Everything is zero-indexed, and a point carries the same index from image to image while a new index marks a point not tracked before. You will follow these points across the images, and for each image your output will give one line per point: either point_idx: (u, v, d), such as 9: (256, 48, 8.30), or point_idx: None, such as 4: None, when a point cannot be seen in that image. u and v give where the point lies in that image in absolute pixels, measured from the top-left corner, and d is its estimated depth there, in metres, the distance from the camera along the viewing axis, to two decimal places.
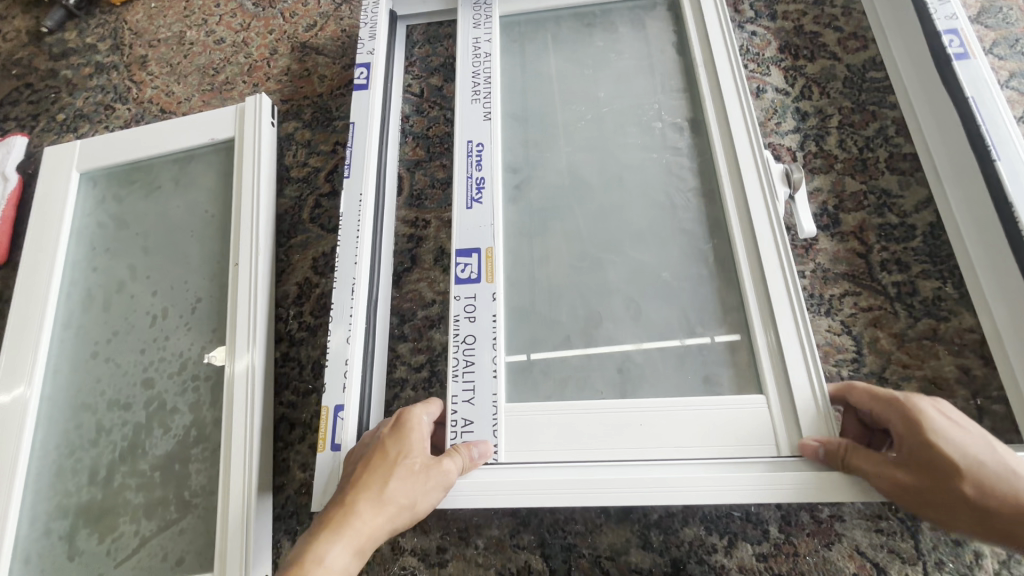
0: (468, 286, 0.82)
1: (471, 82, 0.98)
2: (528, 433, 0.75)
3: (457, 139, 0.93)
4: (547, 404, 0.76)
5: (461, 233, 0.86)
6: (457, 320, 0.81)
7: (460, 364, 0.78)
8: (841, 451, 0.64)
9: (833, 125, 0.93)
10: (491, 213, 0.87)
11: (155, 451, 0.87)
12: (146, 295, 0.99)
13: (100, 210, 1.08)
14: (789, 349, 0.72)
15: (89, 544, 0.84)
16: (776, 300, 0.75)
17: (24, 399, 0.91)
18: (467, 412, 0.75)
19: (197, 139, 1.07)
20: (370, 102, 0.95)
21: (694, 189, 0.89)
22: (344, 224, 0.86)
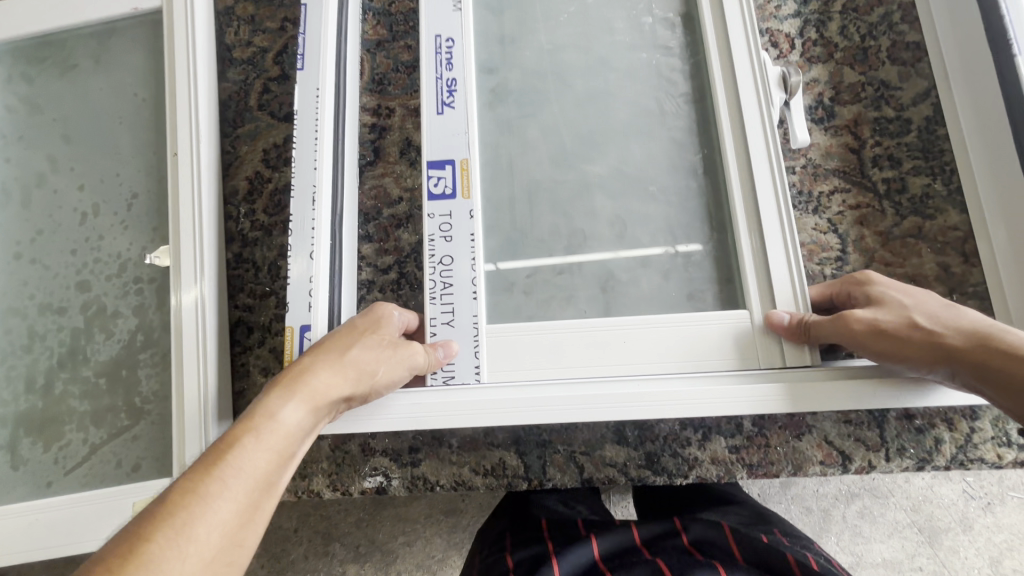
0: (443, 203, 0.76)
1: None
2: (509, 347, 0.72)
3: (424, 33, 0.82)
4: (531, 324, 0.73)
5: (433, 144, 0.78)
6: (432, 239, 0.75)
7: (438, 286, 0.73)
8: (803, 319, 0.66)
9: (836, 10, 0.86)
10: (465, 119, 0.79)
11: (99, 357, 0.80)
12: (72, 190, 0.87)
13: (8, 92, 0.93)
14: (776, 265, 0.70)
15: (33, 453, 0.78)
16: (764, 212, 0.71)
17: None
18: (446, 335, 0.72)
19: (114, 6, 0.91)
20: None
21: (683, 96, 0.81)
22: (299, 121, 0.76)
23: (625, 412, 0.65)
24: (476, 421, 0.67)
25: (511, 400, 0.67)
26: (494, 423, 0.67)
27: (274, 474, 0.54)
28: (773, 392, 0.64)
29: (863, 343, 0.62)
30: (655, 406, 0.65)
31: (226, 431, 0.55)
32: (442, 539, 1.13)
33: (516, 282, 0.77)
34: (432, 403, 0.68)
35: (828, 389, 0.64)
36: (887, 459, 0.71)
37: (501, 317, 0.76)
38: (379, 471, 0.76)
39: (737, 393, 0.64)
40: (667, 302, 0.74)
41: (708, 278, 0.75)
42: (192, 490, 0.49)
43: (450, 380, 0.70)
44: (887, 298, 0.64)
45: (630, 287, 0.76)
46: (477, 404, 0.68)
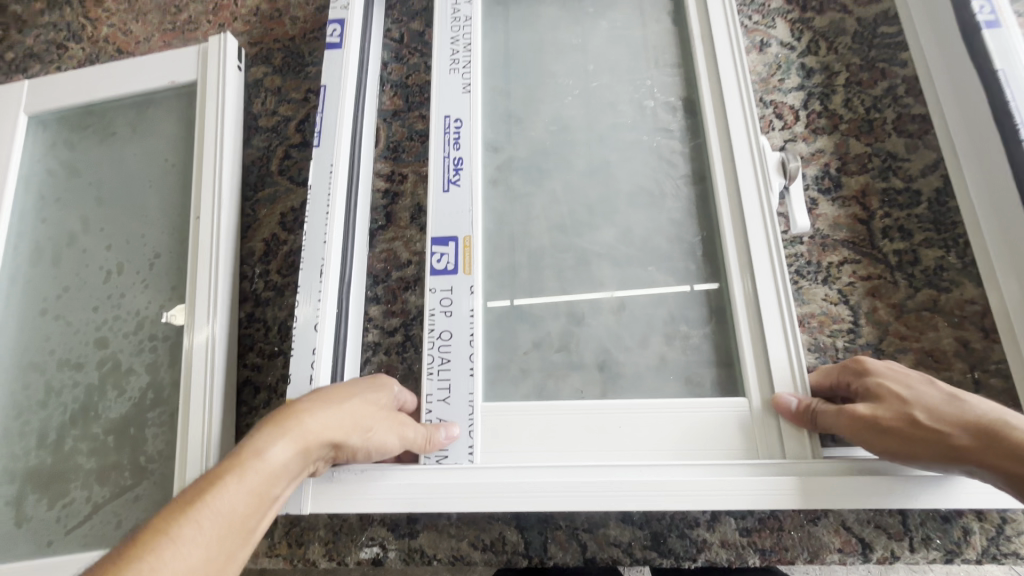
0: (445, 278, 0.79)
1: (450, 49, 0.91)
2: (508, 422, 0.72)
3: (434, 113, 0.87)
4: (529, 403, 0.72)
5: (438, 220, 0.81)
6: (432, 313, 0.77)
7: (435, 361, 0.74)
8: (807, 407, 0.64)
9: (840, 84, 0.88)
10: (469, 197, 0.82)
11: (109, 414, 0.82)
12: (99, 249, 0.92)
13: (51, 156, 1.00)
14: (772, 349, 0.69)
15: (37, 511, 0.79)
16: (762, 297, 0.71)
17: None
18: (442, 411, 0.72)
19: (156, 82, 0.99)
20: (343, 63, 0.86)
21: (684, 176, 0.82)
22: (313, 197, 0.78)
23: (621, 500, 0.63)
24: (476, 504, 0.65)
25: (509, 482, 0.66)
26: (497, 507, 0.65)
27: (250, 519, 0.52)
28: (793, 484, 0.61)
29: (870, 442, 0.60)
30: (653, 495, 0.63)
31: (212, 465, 0.53)
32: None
33: (519, 349, 0.78)
34: (430, 482, 0.67)
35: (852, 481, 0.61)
36: (912, 549, 0.67)
37: (503, 386, 0.76)
38: (375, 542, 0.74)
39: (757, 483, 0.62)
40: (670, 375, 0.74)
41: (714, 352, 0.74)
42: (163, 531, 0.46)
43: (442, 460, 0.69)
44: (884, 390, 0.61)
45: (632, 359, 0.75)
46: (474, 484, 0.66)
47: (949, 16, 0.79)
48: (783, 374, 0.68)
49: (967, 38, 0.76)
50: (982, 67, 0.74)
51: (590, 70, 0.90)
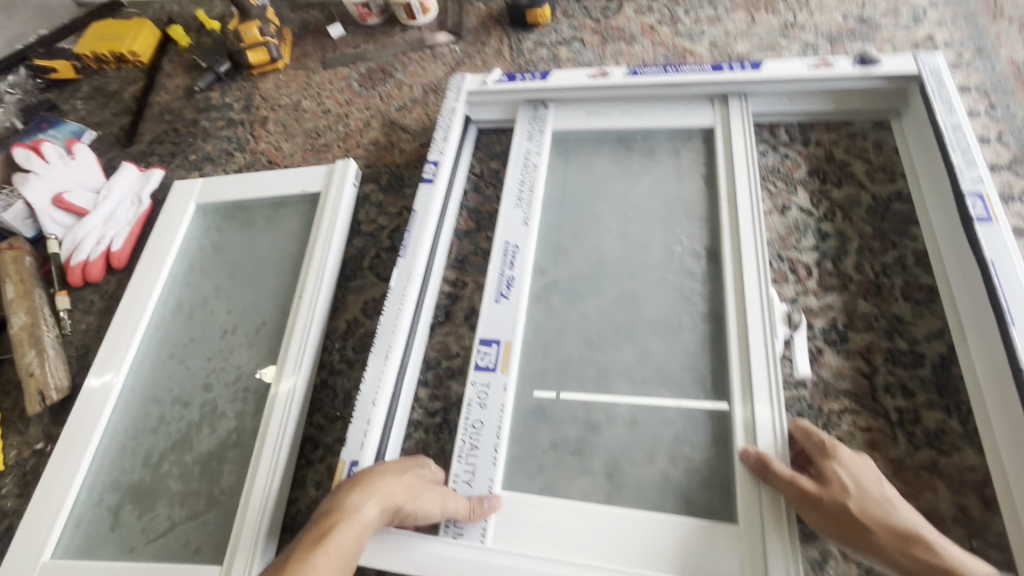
0: (485, 373, 0.94)
1: (517, 189, 1.15)
2: (520, 513, 0.82)
3: (498, 240, 1.09)
4: (539, 498, 0.83)
5: (488, 325, 0.99)
6: (470, 404, 0.91)
7: (466, 446, 0.87)
8: (761, 460, 0.75)
9: (851, 249, 0.99)
10: (515, 308, 1.00)
11: (200, 447, 1.01)
12: (223, 311, 1.16)
13: (205, 236, 1.30)
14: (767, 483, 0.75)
15: (129, 519, 0.96)
16: (761, 430, 0.79)
17: (110, 385, 1.08)
18: (465, 492, 0.84)
19: (292, 189, 1.28)
20: (432, 195, 1.09)
21: (700, 314, 0.95)
22: (391, 299, 0.98)
23: None
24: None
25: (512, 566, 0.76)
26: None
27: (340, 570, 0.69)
28: None
29: (807, 511, 0.69)
30: None
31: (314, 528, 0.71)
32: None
33: (537, 446, 0.89)
34: (444, 555, 0.78)
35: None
36: None
37: (519, 477, 0.87)
38: None
39: None
40: (668, 492, 0.82)
41: (711, 480, 0.81)
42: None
43: (458, 537, 0.80)
44: (834, 475, 0.70)
45: (635, 471, 0.84)
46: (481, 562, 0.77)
47: (952, 208, 0.91)
48: (772, 511, 0.73)
49: (965, 228, 0.87)
50: (976, 254, 0.83)
51: (631, 216, 1.09)
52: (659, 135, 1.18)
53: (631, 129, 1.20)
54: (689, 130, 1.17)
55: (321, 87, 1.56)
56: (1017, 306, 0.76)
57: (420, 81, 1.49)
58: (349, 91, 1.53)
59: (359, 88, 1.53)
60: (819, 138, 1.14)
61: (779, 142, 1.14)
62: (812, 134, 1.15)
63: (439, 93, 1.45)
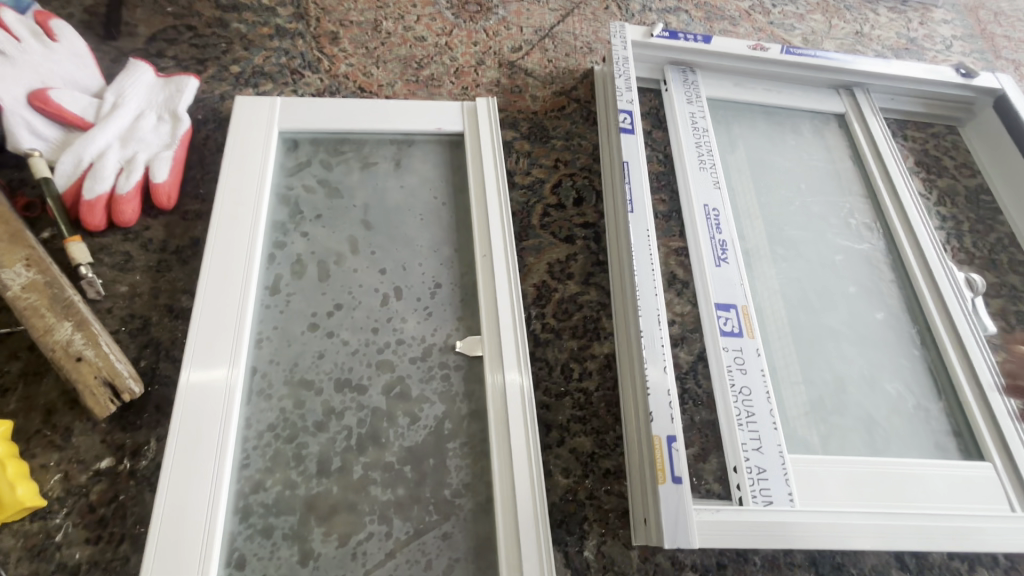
0: (734, 339, 0.90)
1: (695, 152, 1.11)
2: (816, 473, 0.81)
3: (693, 203, 1.04)
4: (827, 457, 0.83)
5: (717, 290, 0.95)
6: (730, 370, 0.87)
7: (744, 413, 0.84)
8: None
9: (965, 230, 1.19)
10: (738, 272, 0.97)
11: (402, 442, 0.78)
12: (372, 271, 0.91)
13: (305, 173, 0.99)
14: (1003, 424, 0.90)
15: (324, 548, 0.70)
16: (988, 392, 0.92)
17: (228, 383, 0.76)
18: (760, 460, 0.81)
19: (424, 125, 1.05)
20: (638, 145, 0.99)
21: (888, 281, 1.04)
22: (639, 255, 0.87)
23: (931, 542, 0.77)
24: (819, 540, 0.74)
25: (843, 523, 0.76)
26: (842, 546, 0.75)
27: None
28: None
29: None
30: (953, 538, 0.78)
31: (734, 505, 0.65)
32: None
33: (796, 408, 0.88)
34: (778, 522, 0.74)
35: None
36: None
37: (790, 441, 0.85)
38: None
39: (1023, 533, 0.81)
40: (915, 442, 0.89)
41: (942, 429, 0.92)
42: None
43: (770, 504, 0.77)
44: None
45: (885, 424, 0.90)
46: (814, 524, 0.75)
47: None
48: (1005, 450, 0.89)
49: None
50: None
51: (802, 188, 1.14)
52: (799, 115, 1.25)
53: (775, 106, 1.24)
54: (823, 114, 1.26)
55: (401, 8, 1.29)
56: None
57: (528, 22, 1.33)
58: (442, 20, 1.29)
59: (455, 18, 1.30)
60: (914, 135, 1.32)
61: None
62: (908, 131, 1.33)
63: (556, 40, 1.31)
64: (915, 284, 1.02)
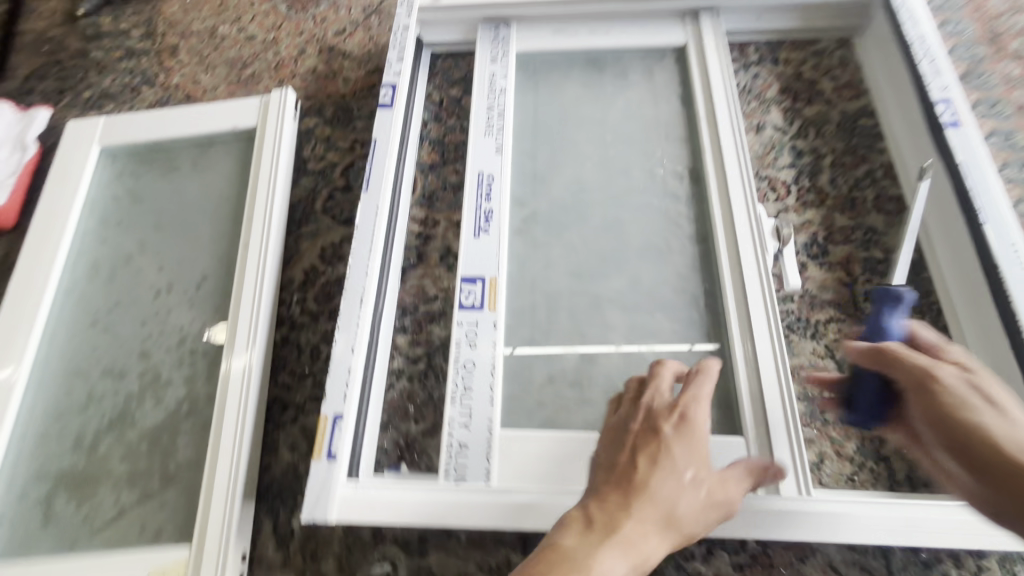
0: (471, 313, 0.86)
1: (485, 116, 1.03)
2: (522, 449, 0.78)
3: (469, 169, 0.98)
4: (541, 433, 0.79)
5: (469, 260, 0.90)
6: (459, 345, 0.84)
7: (459, 390, 0.80)
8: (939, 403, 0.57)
9: (825, 165, 1.00)
10: (497, 243, 0.91)
11: (145, 421, 0.88)
12: (151, 269, 1.00)
13: (117, 184, 1.10)
14: (769, 389, 0.76)
15: (65, 510, 0.83)
16: (763, 365, 0.78)
17: (10, 383, 0.89)
18: (464, 436, 0.78)
19: (221, 125, 1.10)
20: (392, 121, 0.97)
21: (681, 237, 0.93)
22: (359, 234, 0.87)
23: None
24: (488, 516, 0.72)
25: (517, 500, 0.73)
26: (506, 524, 0.72)
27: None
28: (780, 517, 0.69)
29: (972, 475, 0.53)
30: None
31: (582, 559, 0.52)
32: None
33: (532, 381, 0.85)
34: (446, 497, 0.73)
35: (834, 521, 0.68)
36: None
37: (515, 416, 0.82)
38: (387, 560, 0.77)
39: (758, 518, 0.69)
40: None
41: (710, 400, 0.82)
42: None
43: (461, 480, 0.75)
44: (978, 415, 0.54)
45: None
46: (484, 498, 0.73)
47: (919, 115, 0.92)
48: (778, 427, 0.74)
49: (933, 135, 0.89)
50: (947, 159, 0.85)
51: (611, 139, 1.03)
52: (630, 55, 1.11)
53: (600, 49, 1.12)
54: (660, 50, 1.11)
55: (239, 10, 1.34)
56: (987, 204, 0.80)
57: None
58: (275, 15, 1.32)
59: (287, 10, 1.32)
60: (788, 56, 1.11)
61: (749, 61, 1.11)
62: (781, 52, 1.12)
63: (382, 15, 1.28)
64: (714, 242, 0.89)
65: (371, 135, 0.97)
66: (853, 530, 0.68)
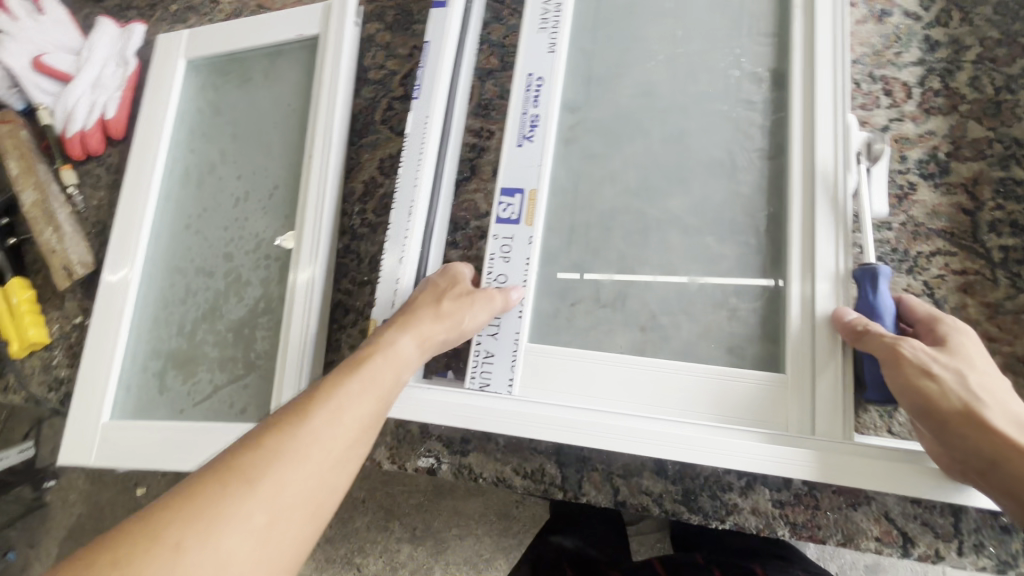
0: (508, 226, 0.84)
1: (541, 8, 0.90)
2: (550, 364, 0.78)
3: (519, 70, 0.89)
4: (569, 350, 0.78)
5: (509, 171, 0.85)
6: (493, 258, 0.84)
7: None
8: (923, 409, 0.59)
9: (968, 59, 0.79)
10: (541, 153, 0.85)
11: (231, 315, 0.99)
12: (232, 178, 1.08)
13: (201, 96, 1.17)
14: (822, 325, 0.69)
15: (174, 384, 0.98)
16: (820, 299, 0.70)
17: (126, 279, 1.03)
18: (490, 345, 0.80)
19: (286, 34, 1.09)
20: (447, 20, 0.91)
21: (758, 150, 0.81)
22: (408, 146, 0.87)
23: (636, 446, 0.68)
24: (509, 427, 0.73)
25: (539, 415, 0.72)
26: (545, 437, 0.72)
27: (324, 487, 0.53)
28: (818, 460, 0.63)
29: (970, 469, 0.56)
30: (670, 446, 0.67)
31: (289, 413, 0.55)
32: (490, 544, 1.33)
33: (579, 299, 0.83)
34: (472, 403, 0.76)
35: (898, 468, 0.62)
36: (959, 552, 0.64)
37: (559, 333, 0.81)
38: (431, 454, 0.84)
39: (791, 456, 0.64)
40: (721, 346, 0.76)
41: (772, 334, 0.74)
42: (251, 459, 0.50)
43: (486, 388, 0.78)
44: (959, 400, 0.57)
45: (687, 325, 0.78)
46: (508, 409, 0.74)
47: None
48: (827, 362, 0.68)
49: None
50: None
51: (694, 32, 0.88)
52: None
53: None
54: None
55: None
56: None
57: None
58: None
59: None
60: None
61: None
62: None
63: None
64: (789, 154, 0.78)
65: (424, 37, 0.92)
66: (895, 479, 0.62)
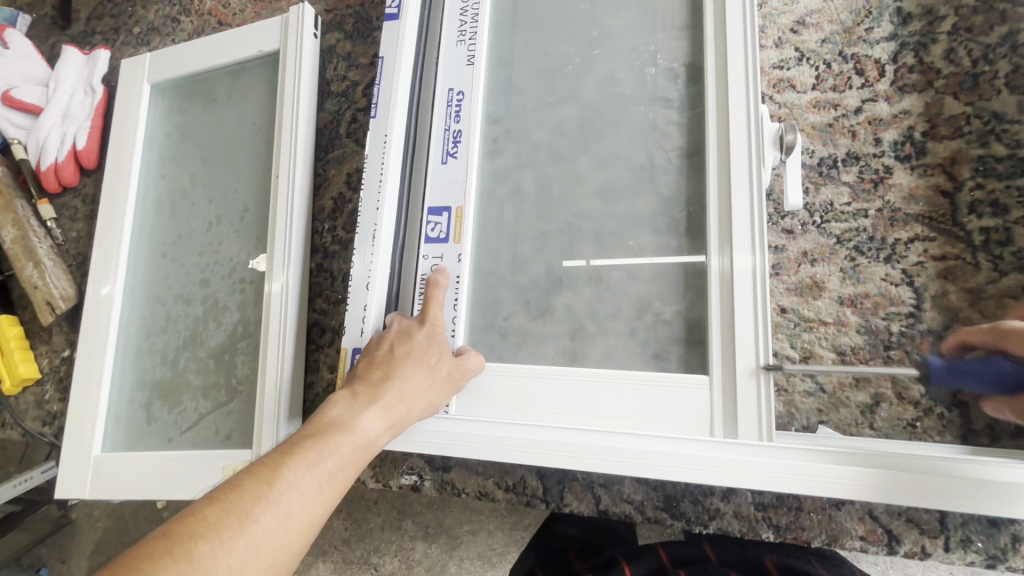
0: (437, 245, 0.83)
1: (458, 20, 0.89)
2: (480, 381, 0.77)
3: (438, 87, 0.88)
4: (498, 365, 0.77)
5: (435, 190, 0.85)
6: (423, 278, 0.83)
7: None
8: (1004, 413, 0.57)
9: (943, 30, 0.75)
10: (464, 168, 0.83)
11: (210, 342, 0.99)
12: (203, 203, 1.07)
13: (168, 120, 1.16)
14: (741, 321, 0.67)
15: (161, 413, 0.99)
16: (738, 275, 0.67)
17: (109, 298, 1.04)
18: None
19: (247, 51, 1.07)
20: (402, 33, 0.86)
21: (677, 149, 0.78)
22: (368, 168, 0.84)
23: (563, 460, 0.69)
24: (449, 451, 0.74)
25: (476, 437, 0.73)
26: (481, 454, 0.73)
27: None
28: (746, 467, 0.63)
29: None
30: (598, 460, 0.68)
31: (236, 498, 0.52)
32: (502, 538, 1.30)
33: (552, 308, 0.80)
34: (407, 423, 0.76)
35: (815, 468, 0.61)
36: (947, 549, 0.63)
37: (532, 345, 0.80)
38: (414, 471, 0.83)
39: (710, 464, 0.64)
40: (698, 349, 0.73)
41: None
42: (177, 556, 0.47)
43: None
44: None
45: (663, 328, 0.75)
46: (447, 430, 0.74)
47: None
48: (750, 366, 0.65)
49: None
50: None
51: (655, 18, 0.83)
52: None
53: None
54: None
55: None
56: None
57: None
58: None
59: None
60: None
61: None
62: None
63: None
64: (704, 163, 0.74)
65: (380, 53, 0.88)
66: (820, 483, 0.60)
